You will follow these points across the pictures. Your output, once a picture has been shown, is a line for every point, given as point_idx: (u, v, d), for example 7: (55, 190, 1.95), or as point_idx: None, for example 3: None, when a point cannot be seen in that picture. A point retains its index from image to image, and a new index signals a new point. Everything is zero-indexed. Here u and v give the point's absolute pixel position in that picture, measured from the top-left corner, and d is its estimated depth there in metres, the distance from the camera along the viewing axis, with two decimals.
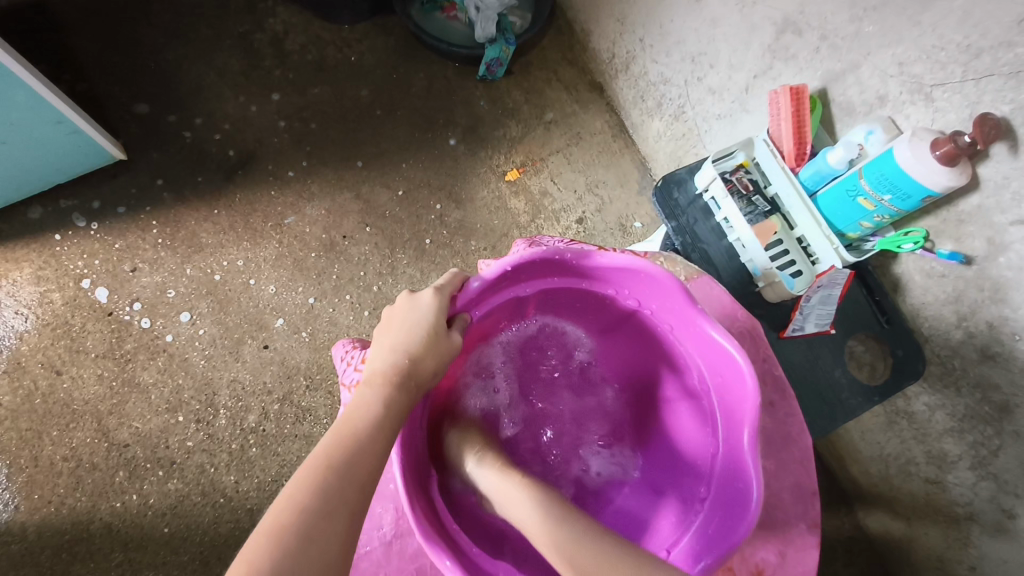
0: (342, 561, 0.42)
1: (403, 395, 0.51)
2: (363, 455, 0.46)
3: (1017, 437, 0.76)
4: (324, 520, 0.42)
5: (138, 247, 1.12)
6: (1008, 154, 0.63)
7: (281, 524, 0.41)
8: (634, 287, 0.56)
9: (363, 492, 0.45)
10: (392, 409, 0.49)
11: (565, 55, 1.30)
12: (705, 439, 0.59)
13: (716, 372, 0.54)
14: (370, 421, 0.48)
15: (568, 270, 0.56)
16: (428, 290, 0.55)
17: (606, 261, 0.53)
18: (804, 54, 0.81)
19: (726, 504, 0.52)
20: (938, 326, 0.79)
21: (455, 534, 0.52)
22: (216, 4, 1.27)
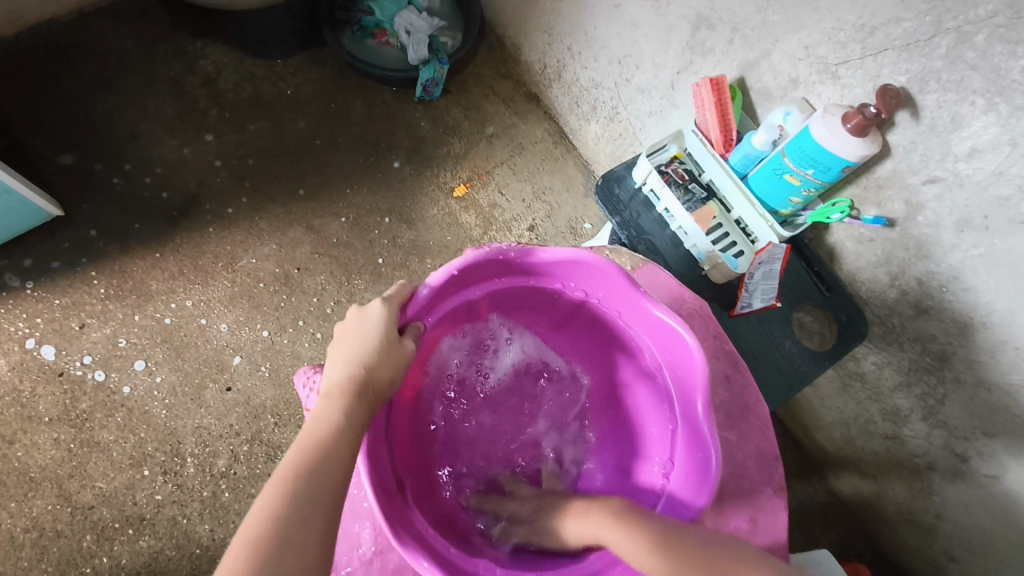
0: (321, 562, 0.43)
1: (362, 404, 0.51)
2: (329, 461, 0.47)
3: (958, 383, 0.81)
4: (299, 525, 0.43)
5: (84, 302, 1.09)
6: (911, 120, 0.68)
7: (256, 535, 0.42)
8: (579, 279, 0.58)
9: (334, 496, 0.46)
10: (352, 418, 0.50)
11: (499, 70, 1.33)
12: (663, 417, 0.61)
13: (666, 350, 0.57)
14: (332, 430, 0.49)
15: (513, 268, 0.58)
16: (376, 301, 0.55)
17: (548, 256, 0.55)
18: (720, 47, 0.85)
19: (690, 475, 0.54)
20: (874, 288, 0.84)
21: (432, 539, 0.53)
22: (143, 50, 1.25)
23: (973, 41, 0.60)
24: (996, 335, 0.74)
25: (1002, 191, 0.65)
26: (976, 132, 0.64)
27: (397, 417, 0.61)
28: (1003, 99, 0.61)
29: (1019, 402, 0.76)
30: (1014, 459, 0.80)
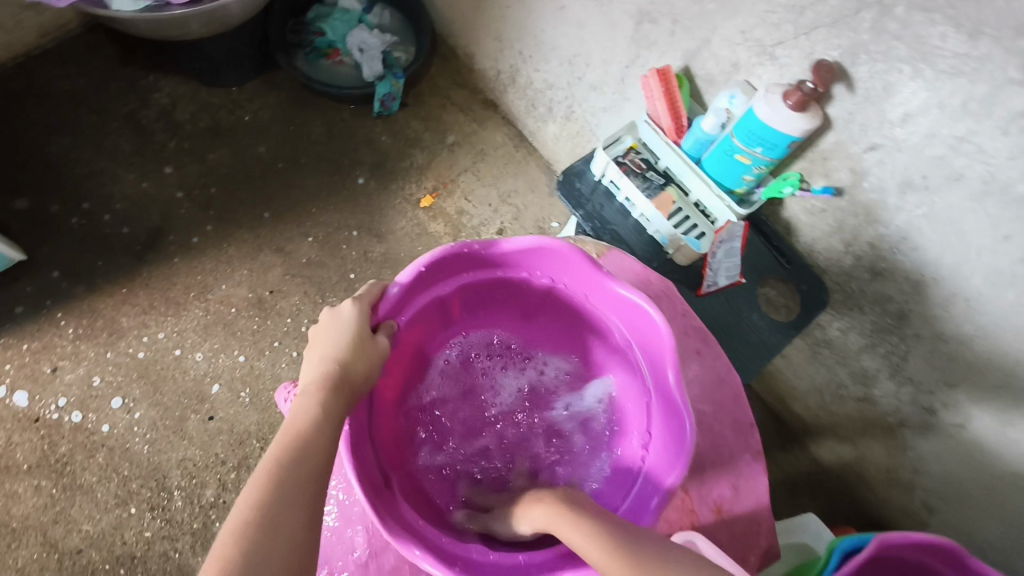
0: (312, 542, 0.43)
1: (339, 398, 0.51)
2: (311, 449, 0.47)
3: (918, 339, 0.85)
4: (288, 509, 0.43)
5: (55, 345, 1.07)
6: (847, 93, 0.72)
7: (242, 523, 0.41)
8: (544, 266, 0.60)
9: (320, 480, 0.46)
10: (331, 411, 0.50)
11: (455, 80, 1.36)
12: (638, 391, 0.63)
13: (634, 326, 0.59)
14: (312, 422, 0.49)
15: (480, 261, 0.60)
16: (348, 302, 0.57)
17: (512, 246, 0.57)
18: (663, 39, 0.88)
19: (667, 442, 0.56)
20: (831, 256, 0.88)
21: (423, 529, 0.53)
22: (94, 88, 1.25)
23: (893, 13, 0.64)
24: (948, 289, 0.77)
25: (937, 151, 0.68)
26: (906, 98, 0.68)
27: (380, 419, 0.62)
28: (927, 65, 0.64)
29: (976, 350, 0.80)
30: (978, 406, 0.84)
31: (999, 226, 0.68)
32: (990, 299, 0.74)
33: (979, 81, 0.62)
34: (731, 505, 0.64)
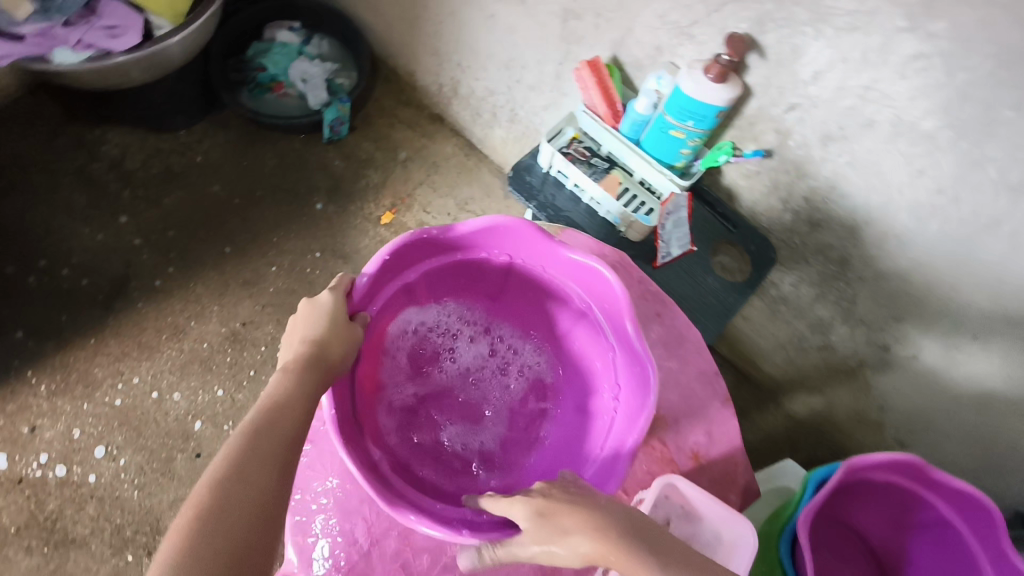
0: (276, 491, 0.47)
1: (314, 376, 0.54)
2: (285, 415, 0.51)
3: (861, 280, 0.91)
4: (255, 461, 0.48)
5: (31, 404, 1.07)
6: (761, 60, 0.78)
7: (218, 479, 0.46)
8: (500, 244, 0.64)
9: (290, 441, 0.50)
10: (305, 386, 0.53)
11: (400, 98, 1.40)
12: (602, 351, 0.67)
13: (591, 288, 0.64)
14: (288, 394, 0.52)
15: (440, 246, 0.64)
16: (325, 291, 0.59)
17: (468, 228, 0.61)
18: (590, 33, 0.94)
19: (635, 388, 0.60)
20: (772, 215, 0.94)
21: (417, 501, 0.56)
22: (41, 147, 1.25)
23: None
24: (879, 229, 0.84)
25: (848, 102, 0.75)
26: (813, 57, 0.73)
27: (364, 411, 0.64)
28: (826, 25, 0.70)
29: (913, 283, 0.86)
30: (924, 335, 0.90)
31: (913, 163, 0.74)
32: (917, 233, 0.80)
33: (873, 33, 0.68)
34: (707, 450, 0.68)
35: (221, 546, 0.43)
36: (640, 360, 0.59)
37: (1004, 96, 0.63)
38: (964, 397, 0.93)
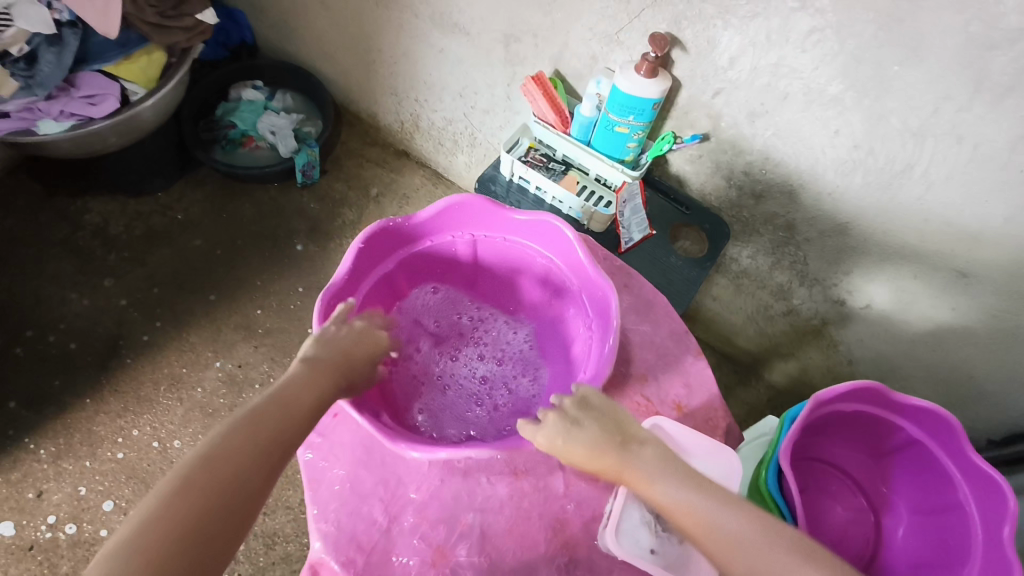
0: (255, 470, 0.53)
1: (316, 381, 0.62)
2: (282, 412, 0.57)
3: (808, 242, 1.00)
4: (245, 444, 0.53)
5: (35, 470, 1.08)
6: (684, 55, 0.88)
7: (204, 456, 0.51)
8: (462, 222, 0.79)
9: (277, 432, 0.56)
10: (308, 385, 0.61)
11: (365, 139, 1.49)
12: (570, 296, 0.80)
13: (545, 240, 0.78)
14: (293, 392, 0.60)
15: (410, 235, 0.78)
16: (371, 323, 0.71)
17: (432, 210, 0.76)
18: (531, 53, 1.04)
19: (598, 312, 0.74)
20: (718, 194, 1.03)
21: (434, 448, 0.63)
22: (23, 224, 1.30)
23: None
24: (814, 190, 0.92)
25: (763, 80, 0.84)
26: (726, 45, 0.83)
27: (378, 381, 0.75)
28: (732, 15, 0.80)
29: (852, 235, 0.94)
30: (871, 284, 0.99)
31: (829, 125, 0.84)
32: (845, 189, 0.89)
33: (772, 16, 0.78)
34: (688, 401, 0.73)
35: (194, 505, 0.48)
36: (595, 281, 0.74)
37: (889, 53, 0.73)
38: (919, 337, 1.00)
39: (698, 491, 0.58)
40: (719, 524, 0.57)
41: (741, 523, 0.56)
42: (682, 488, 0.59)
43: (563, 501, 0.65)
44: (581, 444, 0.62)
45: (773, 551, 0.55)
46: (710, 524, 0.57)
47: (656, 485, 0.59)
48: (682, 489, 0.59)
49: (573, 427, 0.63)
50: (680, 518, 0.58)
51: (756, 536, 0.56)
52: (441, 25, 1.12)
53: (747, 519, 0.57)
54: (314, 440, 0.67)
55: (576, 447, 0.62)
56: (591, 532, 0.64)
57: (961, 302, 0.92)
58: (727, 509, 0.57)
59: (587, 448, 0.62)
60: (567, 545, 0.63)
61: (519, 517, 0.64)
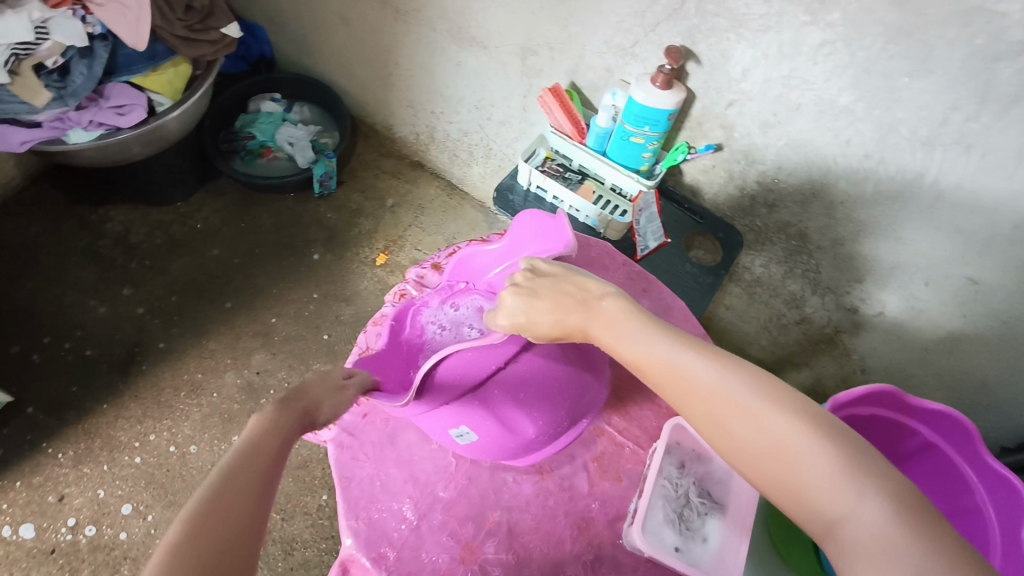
0: (254, 522, 0.43)
1: (290, 417, 0.53)
2: (261, 454, 0.48)
3: (821, 250, 1.01)
4: (237, 495, 0.44)
5: (57, 474, 1.10)
6: (698, 67, 0.90)
7: (194, 518, 0.41)
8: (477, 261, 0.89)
9: (263, 475, 0.47)
10: (282, 423, 0.52)
11: (381, 151, 1.52)
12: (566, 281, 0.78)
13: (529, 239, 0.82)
14: (267, 432, 0.50)
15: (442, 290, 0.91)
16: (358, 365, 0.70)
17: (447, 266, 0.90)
18: (548, 65, 1.07)
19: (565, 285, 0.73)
20: (731, 203, 1.05)
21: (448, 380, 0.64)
22: (47, 232, 1.32)
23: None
24: (827, 199, 0.94)
25: (776, 91, 0.86)
26: (740, 58, 0.85)
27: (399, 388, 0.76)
28: (745, 29, 0.82)
29: (865, 243, 0.96)
30: (883, 292, 1.00)
31: (841, 135, 0.86)
32: (857, 198, 0.91)
33: (784, 30, 0.80)
34: None
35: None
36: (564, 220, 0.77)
37: (898, 65, 0.75)
38: (931, 345, 1.02)
39: (655, 330, 0.53)
40: (673, 355, 0.51)
41: (698, 355, 0.50)
42: (638, 330, 0.54)
43: (587, 500, 0.69)
44: (530, 308, 0.60)
45: (734, 381, 0.48)
46: (664, 358, 0.51)
47: (613, 334, 0.55)
48: (639, 331, 0.54)
49: (524, 298, 0.61)
50: (633, 357, 0.53)
51: (712, 363, 0.49)
52: (459, 39, 1.15)
53: (706, 351, 0.50)
54: (346, 439, 0.70)
55: (527, 314, 0.60)
56: (615, 531, 0.67)
57: (972, 310, 0.93)
58: (685, 345, 0.51)
59: (542, 313, 0.59)
60: (591, 543, 0.66)
61: (546, 514, 0.67)
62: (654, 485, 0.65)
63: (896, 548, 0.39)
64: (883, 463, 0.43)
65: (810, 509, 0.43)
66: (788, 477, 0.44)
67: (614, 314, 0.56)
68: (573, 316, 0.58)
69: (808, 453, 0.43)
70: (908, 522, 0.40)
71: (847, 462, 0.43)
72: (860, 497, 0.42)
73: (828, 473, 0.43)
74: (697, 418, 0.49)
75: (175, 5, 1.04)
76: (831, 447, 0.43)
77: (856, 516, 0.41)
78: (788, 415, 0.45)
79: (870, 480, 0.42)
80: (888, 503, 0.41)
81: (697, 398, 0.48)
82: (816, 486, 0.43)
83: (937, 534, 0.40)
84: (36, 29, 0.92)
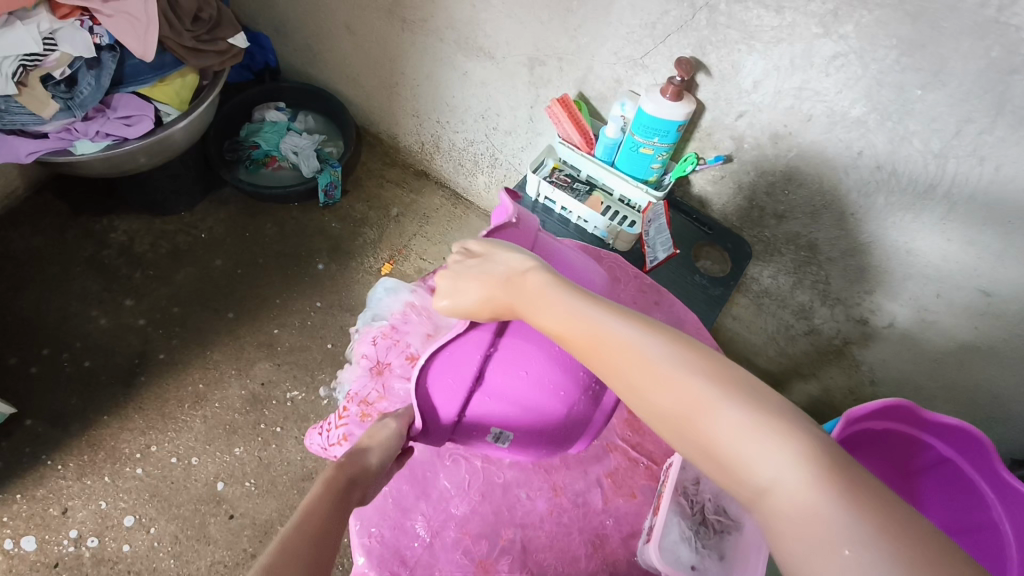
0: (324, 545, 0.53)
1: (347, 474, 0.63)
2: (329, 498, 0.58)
3: (830, 261, 1.01)
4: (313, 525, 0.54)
5: (60, 486, 1.08)
6: (708, 79, 0.90)
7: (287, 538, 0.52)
8: None
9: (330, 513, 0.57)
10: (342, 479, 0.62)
11: (385, 160, 1.52)
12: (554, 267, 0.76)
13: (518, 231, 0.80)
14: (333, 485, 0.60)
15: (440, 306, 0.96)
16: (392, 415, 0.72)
17: None
18: (555, 76, 1.07)
19: None
20: (740, 214, 1.05)
21: (454, 398, 0.67)
22: (51, 241, 1.31)
23: (719, 9, 0.81)
24: (836, 211, 0.94)
25: (787, 103, 0.86)
26: (751, 69, 0.85)
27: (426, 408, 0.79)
28: (756, 41, 0.82)
29: (876, 255, 0.95)
30: (893, 303, 1.00)
31: (852, 146, 0.85)
32: (868, 209, 0.91)
33: (796, 42, 0.79)
34: None
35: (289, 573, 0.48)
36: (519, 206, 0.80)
37: (910, 78, 0.75)
38: (942, 357, 1.01)
39: (586, 300, 0.53)
40: (596, 320, 0.51)
41: (625, 321, 0.50)
42: (571, 300, 0.54)
43: (602, 518, 0.74)
44: (463, 287, 0.63)
45: (651, 341, 0.48)
46: (587, 324, 0.51)
47: (535, 301, 0.56)
48: (570, 302, 0.53)
49: (454, 282, 0.64)
50: (561, 325, 0.53)
51: (638, 329, 0.49)
52: (466, 48, 1.14)
53: (634, 319, 0.50)
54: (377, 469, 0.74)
55: (461, 292, 0.63)
56: (629, 548, 0.72)
57: (984, 322, 0.92)
58: (607, 310, 0.51)
59: (473, 291, 0.62)
60: (605, 560, 0.71)
61: (560, 532, 0.73)
62: (670, 502, 0.65)
63: (819, 509, 0.38)
64: (797, 419, 0.43)
65: (731, 470, 0.42)
66: (710, 439, 0.43)
67: (534, 282, 0.57)
68: (501, 288, 0.60)
69: (727, 415, 0.43)
70: (829, 482, 0.39)
71: (766, 422, 0.42)
72: (774, 456, 0.41)
73: (748, 433, 0.42)
74: (621, 384, 0.48)
75: (183, 17, 1.06)
76: (750, 408, 0.43)
77: (778, 477, 0.40)
78: (697, 371, 0.45)
79: (785, 440, 0.41)
80: (807, 463, 0.40)
81: (623, 364, 0.48)
82: (738, 447, 0.42)
83: (867, 500, 0.38)
84: (44, 40, 0.92)
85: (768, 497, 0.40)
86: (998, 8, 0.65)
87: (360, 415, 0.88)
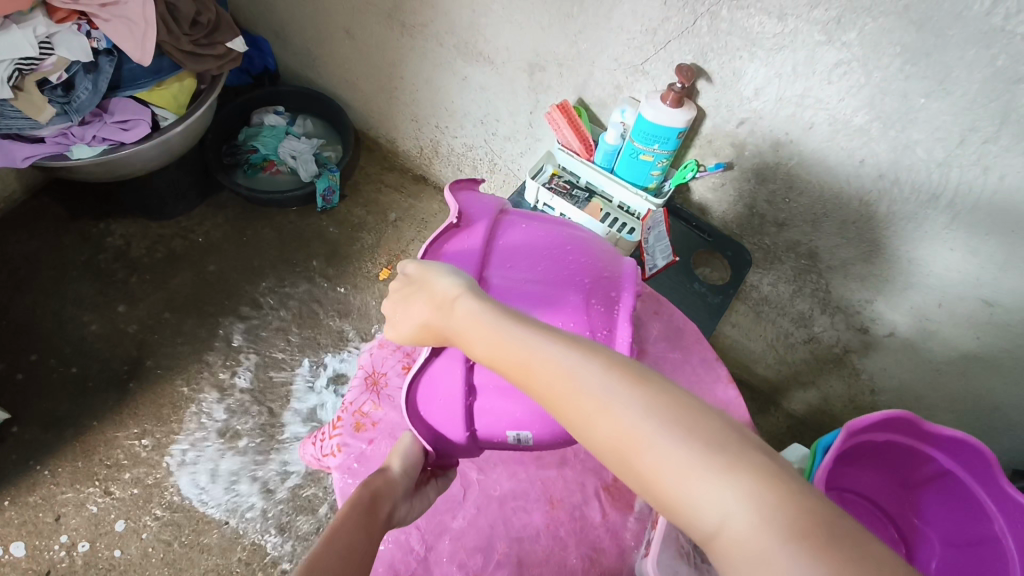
0: (359, 543, 0.57)
1: (380, 479, 0.66)
2: (361, 503, 0.62)
3: (831, 270, 1.00)
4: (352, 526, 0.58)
5: (52, 493, 1.07)
6: (708, 85, 0.89)
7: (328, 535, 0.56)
8: None
9: (362, 516, 0.60)
10: (372, 483, 0.65)
11: (384, 164, 1.52)
12: (505, 253, 0.72)
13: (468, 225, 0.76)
14: (367, 491, 0.64)
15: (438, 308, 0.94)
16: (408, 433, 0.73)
17: None
18: (555, 82, 1.06)
19: (510, 277, 0.69)
20: (739, 222, 1.04)
21: (452, 416, 0.67)
22: (48, 245, 1.31)
23: (721, 16, 0.81)
24: (836, 219, 0.93)
25: (788, 111, 0.85)
26: (753, 76, 0.85)
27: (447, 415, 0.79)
28: (758, 48, 0.81)
29: (878, 263, 0.94)
30: (893, 312, 0.99)
31: (854, 154, 0.85)
32: (871, 218, 0.90)
33: (798, 49, 0.78)
34: None
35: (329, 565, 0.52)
36: (457, 203, 0.75)
37: (915, 86, 0.74)
38: (943, 366, 1.00)
39: (525, 329, 0.51)
40: (532, 350, 0.49)
41: (564, 352, 0.48)
42: (509, 329, 0.51)
43: (599, 530, 0.75)
44: (407, 318, 0.61)
45: (585, 374, 0.46)
46: (521, 355, 0.49)
47: (471, 333, 0.54)
48: (506, 332, 0.51)
49: (399, 314, 0.62)
50: (502, 358, 0.50)
51: (578, 362, 0.46)
52: (466, 54, 1.14)
53: (574, 349, 0.48)
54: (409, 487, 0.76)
55: (405, 323, 0.61)
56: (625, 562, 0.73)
57: (986, 331, 0.91)
58: (542, 337, 0.49)
59: (416, 321, 0.60)
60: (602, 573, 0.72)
61: (557, 544, 0.75)
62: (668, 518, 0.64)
63: (769, 553, 0.37)
64: (740, 448, 0.41)
65: (676, 512, 0.41)
66: (656, 480, 0.42)
67: (468, 309, 0.55)
68: (439, 318, 0.58)
69: (671, 456, 0.41)
70: (775, 522, 0.38)
71: (709, 459, 0.41)
72: (717, 497, 0.40)
73: (693, 475, 0.41)
74: (565, 420, 0.46)
75: (182, 21, 1.04)
76: (693, 446, 0.41)
77: (724, 519, 0.39)
78: (632, 406, 0.43)
79: (728, 476, 0.40)
80: (754, 503, 0.39)
81: (563, 402, 0.46)
82: (682, 489, 0.41)
83: (823, 538, 0.37)
84: (40, 44, 0.91)
85: (717, 540, 0.40)
86: (1004, 17, 0.64)
87: (355, 425, 0.88)
